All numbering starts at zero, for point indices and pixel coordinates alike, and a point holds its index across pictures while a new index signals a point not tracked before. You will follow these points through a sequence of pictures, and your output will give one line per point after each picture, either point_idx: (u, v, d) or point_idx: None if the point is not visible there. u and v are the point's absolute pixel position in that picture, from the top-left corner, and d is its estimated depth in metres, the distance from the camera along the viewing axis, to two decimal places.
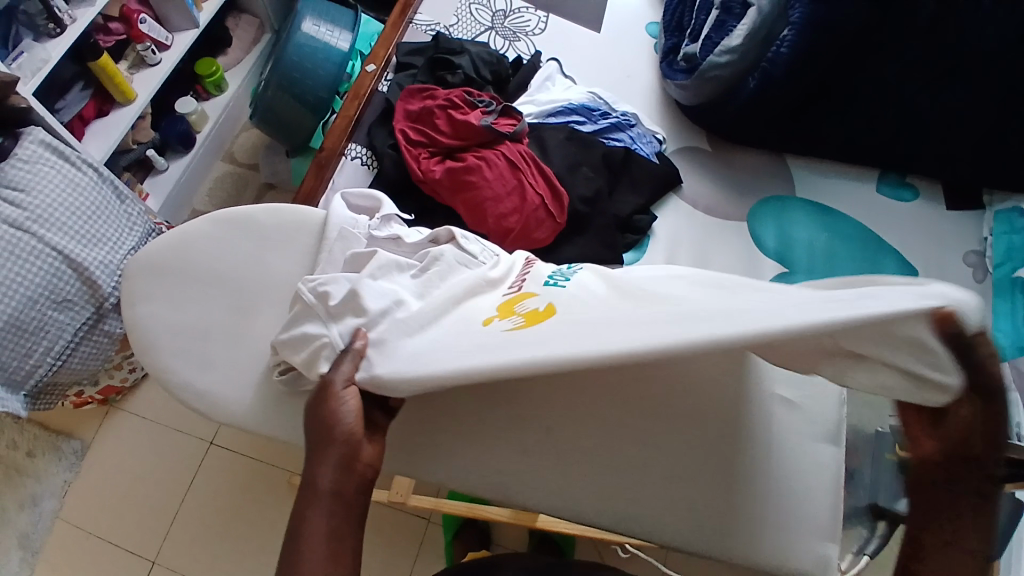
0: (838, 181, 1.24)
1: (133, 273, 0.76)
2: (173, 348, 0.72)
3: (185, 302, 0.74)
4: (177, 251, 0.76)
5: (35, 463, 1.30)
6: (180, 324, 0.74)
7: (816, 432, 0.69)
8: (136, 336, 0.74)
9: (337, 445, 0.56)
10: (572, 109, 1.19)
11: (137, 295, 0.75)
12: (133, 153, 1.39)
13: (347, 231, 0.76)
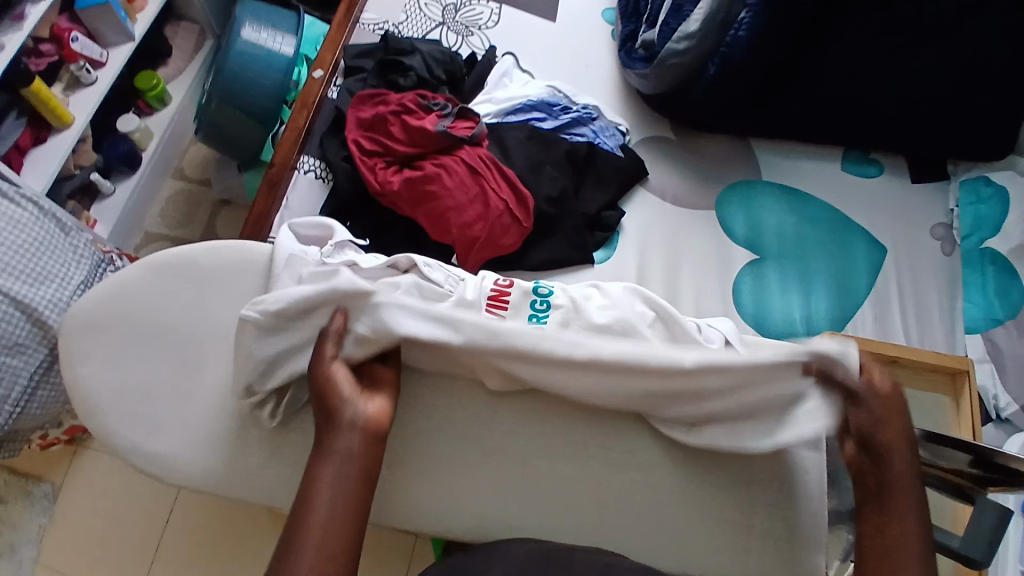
0: (804, 162, 1.23)
1: (71, 331, 0.71)
2: (122, 408, 0.70)
3: (130, 358, 0.71)
4: (114, 303, 0.72)
5: (8, 510, 1.26)
6: (127, 380, 0.70)
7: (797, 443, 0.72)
8: (82, 396, 0.70)
9: (345, 410, 0.61)
10: (532, 105, 1.15)
11: (78, 356, 0.71)
12: (74, 180, 1.32)
13: (297, 259, 0.71)
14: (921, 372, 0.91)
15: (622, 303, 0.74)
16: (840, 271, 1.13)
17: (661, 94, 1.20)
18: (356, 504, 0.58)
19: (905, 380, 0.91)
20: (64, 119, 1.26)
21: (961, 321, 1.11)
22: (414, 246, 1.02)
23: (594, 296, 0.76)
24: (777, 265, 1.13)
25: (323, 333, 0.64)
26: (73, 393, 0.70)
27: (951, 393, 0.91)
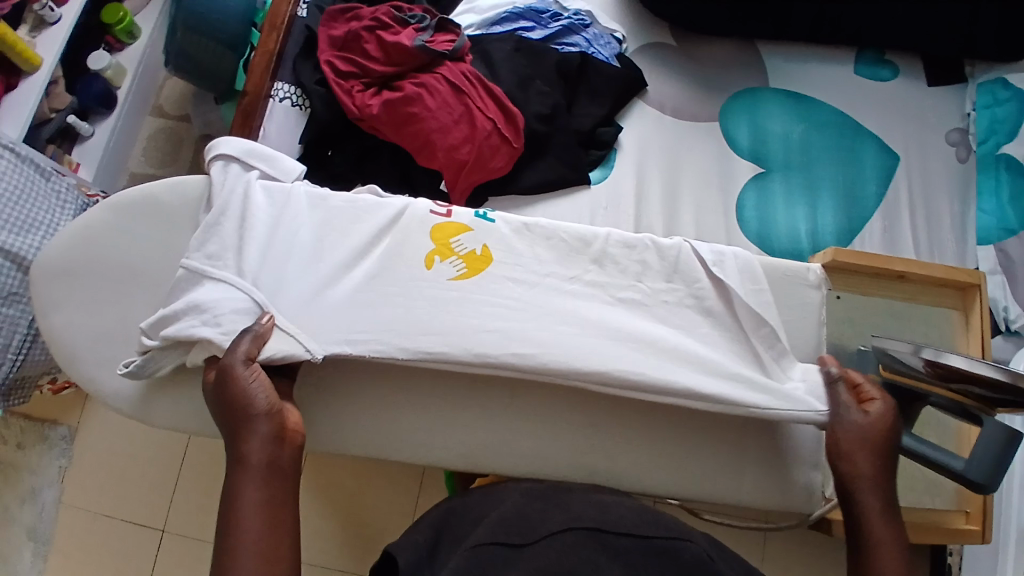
0: (815, 66, 1.15)
1: (41, 278, 0.69)
2: (99, 357, 0.68)
3: (102, 305, 0.69)
4: (81, 249, 0.69)
5: (28, 455, 1.31)
6: (101, 330, 0.69)
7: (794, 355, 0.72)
8: (58, 346, 0.69)
9: (261, 421, 0.59)
10: (519, 13, 1.07)
11: (50, 304, 0.69)
12: (52, 124, 1.27)
13: (269, 157, 0.74)
14: (925, 286, 0.87)
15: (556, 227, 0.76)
16: (848, 179, 1.07)
17: None
18: (280, 523, 0.55)
19: (910, 294, 0.87)
20: (33, 62, 1.19)
21: (972, 229, 1.06)
22: (401, 173, 0.97)
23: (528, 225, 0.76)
24: (783, 176, 1.07)
25: (228, 366, 0.60)
26: (51, 344, 0.69)
27: (959, 306, 0.87)
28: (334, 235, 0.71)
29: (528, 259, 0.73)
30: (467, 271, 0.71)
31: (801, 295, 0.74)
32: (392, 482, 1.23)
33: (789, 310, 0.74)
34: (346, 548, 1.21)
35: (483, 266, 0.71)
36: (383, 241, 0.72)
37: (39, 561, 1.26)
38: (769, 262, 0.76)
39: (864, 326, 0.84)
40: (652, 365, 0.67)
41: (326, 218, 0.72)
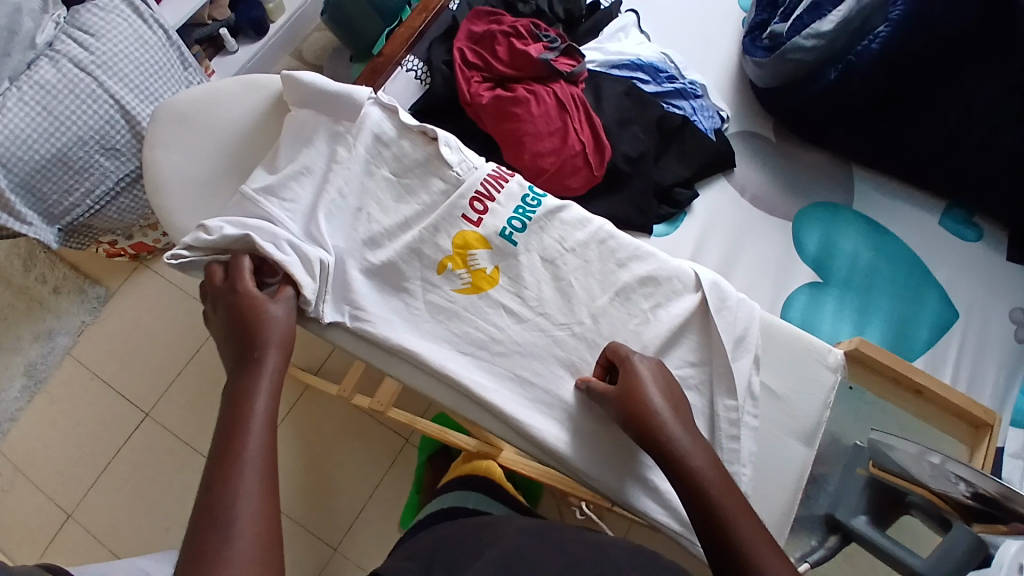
0: (900, 205, 1.17)
1: (158, 116, 0.72)
2: (183, 199, 0.69)
3: (197, 157, 0.71)
4: (206, 106, 0.72)
5: (59, 299, 1.40)
6: (195, 177, 0.70)
7: (784, 425, 0.62)
8: (151, 179, 0.70)
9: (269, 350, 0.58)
10: (639, 65, 1.13)
11: (155, 141, 0.72)
12: (206, 29, 1.41)
13: (345, 96, 0.68)
14: (942, 411, 0.81)
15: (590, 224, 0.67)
16: (903, 315, 1.08)
17: (774, 89, 1.16)
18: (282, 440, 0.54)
19: (924, 412, 0.81)
20: None
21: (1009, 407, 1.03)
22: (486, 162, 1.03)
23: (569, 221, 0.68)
24: (838, 293, 1.09)
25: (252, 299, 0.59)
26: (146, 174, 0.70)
27: (968, 442, 0.81)
28: (372, 203, 0.69)
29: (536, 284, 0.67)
30: (470, 288, 0.67)
31: (815, 374, 0.63)
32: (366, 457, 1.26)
33: (792, 380, 0.62)
34: (304, 500, 1.24)
35: (487, 288, 0.66)
36: (415, 227, 0.68)
37: (24, 396, 1.34)
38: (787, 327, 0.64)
39: (867, 422, 0.79)
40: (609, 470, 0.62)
41: (372, 184, 0.69)
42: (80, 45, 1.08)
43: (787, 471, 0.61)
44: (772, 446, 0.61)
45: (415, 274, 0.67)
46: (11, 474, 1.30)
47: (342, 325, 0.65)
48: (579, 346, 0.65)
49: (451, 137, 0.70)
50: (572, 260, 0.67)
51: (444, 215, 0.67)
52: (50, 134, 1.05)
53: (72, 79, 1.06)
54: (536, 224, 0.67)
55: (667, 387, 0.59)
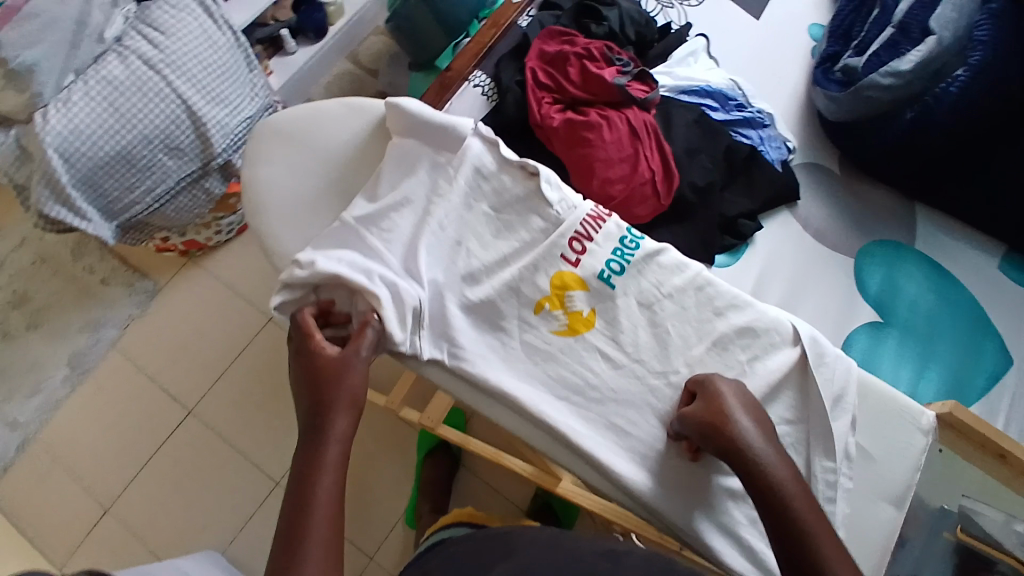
0: (964, 247, 1.14)
1: (261, 133, 0.74)
2: (280, 219, 0.71)
3: (301, 173, 0.72)
4: (308, 125, 0.73)
5: (108, 290, 1.41)
6: (292, 196, 0.72)
7: (878, 491, 0.62)
8: (251, 197, 0.72)
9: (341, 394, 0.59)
10: (708, 92, 1.12)
11: (257, 156, 0.73)
12: (266, 29, 1.43)
13: (447, 126, 0.69)
14: None
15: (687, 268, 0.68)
16: (963, 364, 1.06)
17: (843, 124, 1.15)
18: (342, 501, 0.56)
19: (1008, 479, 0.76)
20: None
21: None
22: None
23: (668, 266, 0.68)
24: (900, 334, 1.08)
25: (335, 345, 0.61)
26: (247, 191, 0.72)
27: None
28: (471, 238, 0.69)
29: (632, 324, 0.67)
30: (567, 330, 0.66)
31: (908, 437, 0.64)
32: (405, 469, 1.26)
33: (891, 444, 0.63)
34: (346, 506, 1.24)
35: (583, 330, 0.66)
36: (513, 265, 0.68)
37: (67, 387, 1.35)
38: (887, 390, 0.64)
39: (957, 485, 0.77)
40: (696, 522, 0.62)
41: (472, 218, 0.70)
42: (150, 42, 1.07)
43: (875, 534, 0.61)
44: (860, 506, 0.62)
45: (512, 313, 0.67)
46: (51, 463, 1.31)
47: (439, 361, 0.66)
48: (671, 393, 0.64)
49: (551, 172, 0.70)
50: (669, 305, 0.67)
51: (545, 254, 0.68)
52: (116, 131, 1.05)
53: (141, 78, 1.06)
54: (634, 267, 0.67)
55: (752, 411, 0.59)
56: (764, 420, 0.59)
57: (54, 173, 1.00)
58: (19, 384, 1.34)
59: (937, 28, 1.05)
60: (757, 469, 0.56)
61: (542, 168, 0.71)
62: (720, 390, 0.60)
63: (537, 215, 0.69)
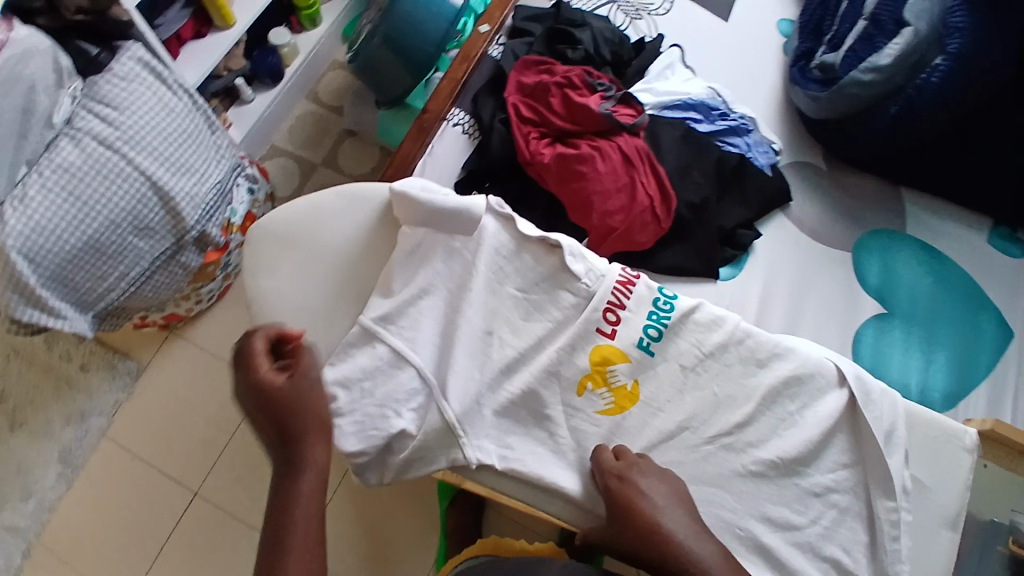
0: (953, 227, 1.16)
1: (260, 241, 0.78)
2: (293, 324, 0.75)
3: (314, 270, 0.77)
4: (306, 227, 0.78)
5: (89, 377, 1.33)
6: (303, 299, 0.76)
7: (935, 519, 0.69)
8: (261, 306, 0.76)
9: (309, 425, 0.64)
10: (691, 104, 1.11)
11: (260, 265, 0.77)
12: (221, 81, 1.36)
13: (460, 209, 0.75)
14: None
15: (720, 326, 0.74)
16: (966, 346, 1.06)
17: (826, 121, 1.16)
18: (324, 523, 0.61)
19: None
20: (226, 21, 1.27)
21: None
22: (549, 222, 1.00)
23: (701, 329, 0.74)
24: (904, 324, 1.08)
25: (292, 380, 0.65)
26: (255, 301, 0.76)
27: None
28: (503, 326, 0.75)
29: (676, 393, 0.72)
30: (614, 408, 0.72)
31: (956, 459, 0.70)
32: (428, 525, 1.23)
33: (938, 472, 0.70)
34: (366, 564, 1.21)
35: (630, 406, 0.71)
36: (547, 348, 0.74)
37: (62, 485, 1.27)
38: (930, 418, 0.71)
39: (1001, 499, 0.79)
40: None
41: (499, 304, 0.75)
42: (103, 119, 0.99)
43: (940, 561, 0.68)
44: (923, 537, 0.69)
45: (556, 400, 0.72)
46: (57, 566, 1.23)
47: (490, 465, 0.71)
48: (729, 456, 0.69)
49: (575, 245, 0.76)
50: (712, 364, 0.73)
51: (582, 331, 0.73)
52: (80, 221, 0.98)
53: (101, 160, 0.99)
54: (670, 330, 0.73)
55: (662, 491, 0.64)
56: (679, 491, 0.65)
57: (19, 275, 0.94)
58: (7, 490, 1.26)
59: (913, 19, 1.06)
60: (677, 557, 0.61)
61: (564, 241, 0.76)
62: (622, 480, 0.65)
63: (568, 291, 0.75)
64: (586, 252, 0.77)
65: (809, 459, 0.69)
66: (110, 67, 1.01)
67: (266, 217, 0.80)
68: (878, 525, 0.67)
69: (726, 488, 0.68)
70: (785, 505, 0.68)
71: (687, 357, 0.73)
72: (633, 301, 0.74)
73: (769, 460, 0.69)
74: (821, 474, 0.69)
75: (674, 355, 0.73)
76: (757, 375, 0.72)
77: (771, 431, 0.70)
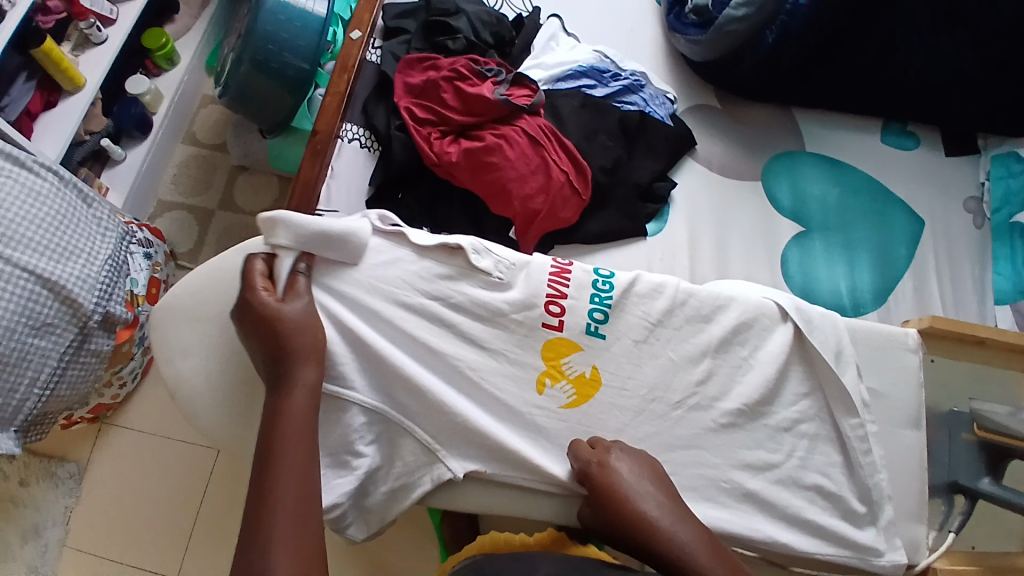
0: (845, 135, 1.23)
1: (167, 325, 0.73)
2: (219, 407, 0.73)
3: (230, 357, 0.73)
4: (211, 299, 0.73)
5: (31, 491, 1.21)
6: (223, 380, 0.73)
7: (899, 419, 0.74)
8: (182, 394, 0.73)
9: (294, 350, 0.64)
10: (583, 71, 1.11)
11: (173, 349, 0.73)
12: (85, 146, 1.24)
13: (348, 233, 0.70)
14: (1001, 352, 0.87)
15: (662, 288, 0.75)
16: (881, 243, 1.14)
17: (710, 62, 1.18)
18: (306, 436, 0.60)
19: (989, 359, 0.87)
20: (75, 82, 1.16)
21: (990, 291, 1.13)
22: (472, 220, 0.98)
23: (644, 298, 0.75)
24: (822, 237, 1.14)
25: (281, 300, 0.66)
26: (175, 390, 0.73)
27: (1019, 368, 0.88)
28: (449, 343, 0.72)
29: (635, 364, 0.73)
30: (576, 399, 0.72)
31: (903, 358, 0.75)
32: (425, 547, 1.20)
33: (888, 374, 0.75)
34: None
35: (593, 392, 0.72)
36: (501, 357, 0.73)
37: None
38: (871, 326, 0.76)
39: (959, 390, 0.85)
40: (753, 525, 0.69)
41: (444, 325, 0.72)
42: None
43: (910, 458, 0.73)
44: (891, 442, 0.74)
45: (518, 402, 0.71)
46: None
47: (478, 473, 0.71)
48: (699, 415, 0.72)
49: (477, 241, 0.75)
50: (663, 330, 0.74)
51: (529, 336, 0.73)
52: None
53: None
54: (615, 308, 0.74)
55: (642, 467, 0.65)
56: (654, 468, 0.66)
57: None
58: None
59: None
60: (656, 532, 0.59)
61: (465, 241, 0.74)
62: (606, 464, 0.65)
63: (506, 300, 0.74)
64: (490, 245, 0.76)
65: (771, 399, 0.73)
66: None
67: (168, 294, 0.74)
68: (847, 443, 0.72)
69: (705, 447, 0.71)
70: (760, 446, 0.71)
71: (637, 326, 0.74)
72: (573, 287, 0.74)
73: (736, 409, 0.72)
74: (783, 409, 0.73)
75: (626, 330, 0.74)
76: (706, 329, 0.74)
77: (732, 377, 0.73)
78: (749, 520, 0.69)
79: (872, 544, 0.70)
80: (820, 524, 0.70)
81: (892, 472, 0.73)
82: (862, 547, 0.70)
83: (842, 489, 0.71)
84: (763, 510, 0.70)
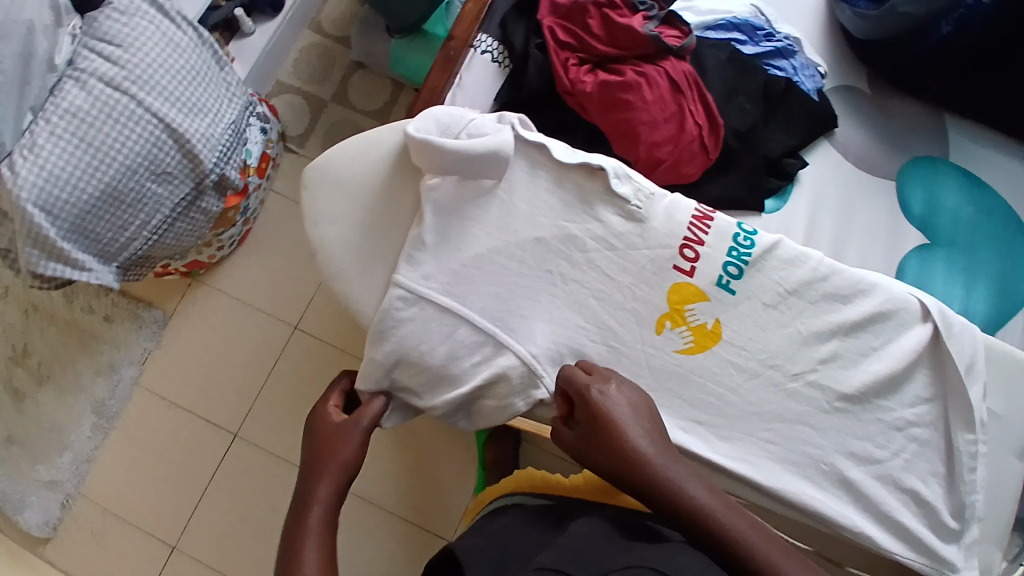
0: (1001, 149, 1.12)
1: (320, 185, 0.76)
2: (355, 270, 0.74)
3: (375, 229, 0.75)
4: (366, 167, 0.75)
5: (113, 328, 1.30)
6: (365, 246, 0.75)
7: (1008, 446, 0.71)
8: (323, 253, 0.75)
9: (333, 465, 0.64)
10: (735, 24, 1.04)
11: (320, 209, 0.75)
12: (220, 12, 1.25)
13: (488, 150, 0.70)
14: None
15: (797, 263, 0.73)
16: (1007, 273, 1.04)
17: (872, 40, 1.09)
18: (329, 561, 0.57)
19: None
20: None
21: None
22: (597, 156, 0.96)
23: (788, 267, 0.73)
24: (946, 254, 1.05)
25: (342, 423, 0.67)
26: (317, 249, 0.75)
27: None
28: (570, 267, 0.73)
29: (756, 329, 0.71)
30: (694, 347, 0.71)
31: None
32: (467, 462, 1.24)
33: (1010, 398, 0.71)
34: (413, 499, 1.23)
35: (711, 344, 0.71)
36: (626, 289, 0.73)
37: (98, 435, 1.27)
38: (1001, 351, 0.72)
39: None
40: (837, 508, 0.68)
41: (579, 250, 0.73)
42: (107, 58, 0.93)
43: (1010, 486, 0.71)
44: (995, 466, 0.71)
45: (636, 339, 0.72)
46: (104, 516, 1.24)
47: None
48: (815, 393, 0.70)
49: (620, 166, 0.74)
50: (794, 302, 0.72)
51: (659, 271, 0.72)
52: (95, 167, 0.92)
53: (111, 103, 0.92)
54: (751, 267, 0.72)
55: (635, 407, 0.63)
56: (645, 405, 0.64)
57: (39, 229, 0.89)
58: (43, 447, 1.26)
59: None
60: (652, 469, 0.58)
61: (608, 164, 0.74)
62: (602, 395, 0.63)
63: (643, 238, 0.73)
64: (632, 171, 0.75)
65: (892, 393, 0.71)
66: (110, 4, 0.95)
67: (324, 158, 0.77)
68: (956, 455, 0.69)
69: (812, 425, 0.70)
70: (870, 440, 0.70)
71: (771, 296, 0.72)
72: (713, 235, 0.73)
73: (852, 395, 0.70)
74: (902, 408, 0.71)
75: (762, 294, 0.72)
76: (841, 310, 0.72)
77: (856, 366, 0.71)
78: (835, 502, 0.69)
79: (953, 558, 0.68)
80: (903, 524, 0.69)
81: (987, 494, 0.70)
82: (942, 559, 0.68)
83: (936, 500, 0.69)
84: (846, 497, 0.69)
